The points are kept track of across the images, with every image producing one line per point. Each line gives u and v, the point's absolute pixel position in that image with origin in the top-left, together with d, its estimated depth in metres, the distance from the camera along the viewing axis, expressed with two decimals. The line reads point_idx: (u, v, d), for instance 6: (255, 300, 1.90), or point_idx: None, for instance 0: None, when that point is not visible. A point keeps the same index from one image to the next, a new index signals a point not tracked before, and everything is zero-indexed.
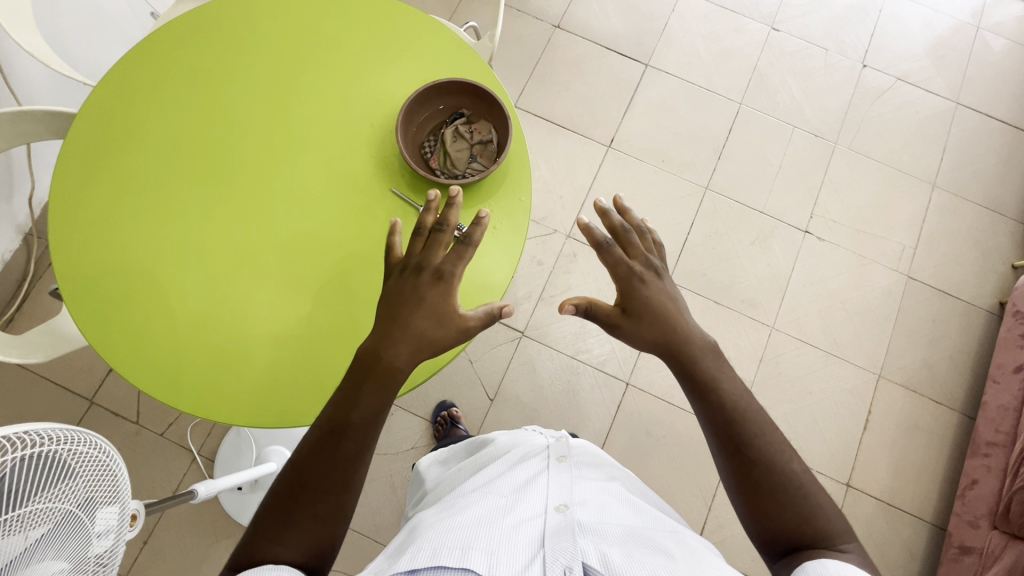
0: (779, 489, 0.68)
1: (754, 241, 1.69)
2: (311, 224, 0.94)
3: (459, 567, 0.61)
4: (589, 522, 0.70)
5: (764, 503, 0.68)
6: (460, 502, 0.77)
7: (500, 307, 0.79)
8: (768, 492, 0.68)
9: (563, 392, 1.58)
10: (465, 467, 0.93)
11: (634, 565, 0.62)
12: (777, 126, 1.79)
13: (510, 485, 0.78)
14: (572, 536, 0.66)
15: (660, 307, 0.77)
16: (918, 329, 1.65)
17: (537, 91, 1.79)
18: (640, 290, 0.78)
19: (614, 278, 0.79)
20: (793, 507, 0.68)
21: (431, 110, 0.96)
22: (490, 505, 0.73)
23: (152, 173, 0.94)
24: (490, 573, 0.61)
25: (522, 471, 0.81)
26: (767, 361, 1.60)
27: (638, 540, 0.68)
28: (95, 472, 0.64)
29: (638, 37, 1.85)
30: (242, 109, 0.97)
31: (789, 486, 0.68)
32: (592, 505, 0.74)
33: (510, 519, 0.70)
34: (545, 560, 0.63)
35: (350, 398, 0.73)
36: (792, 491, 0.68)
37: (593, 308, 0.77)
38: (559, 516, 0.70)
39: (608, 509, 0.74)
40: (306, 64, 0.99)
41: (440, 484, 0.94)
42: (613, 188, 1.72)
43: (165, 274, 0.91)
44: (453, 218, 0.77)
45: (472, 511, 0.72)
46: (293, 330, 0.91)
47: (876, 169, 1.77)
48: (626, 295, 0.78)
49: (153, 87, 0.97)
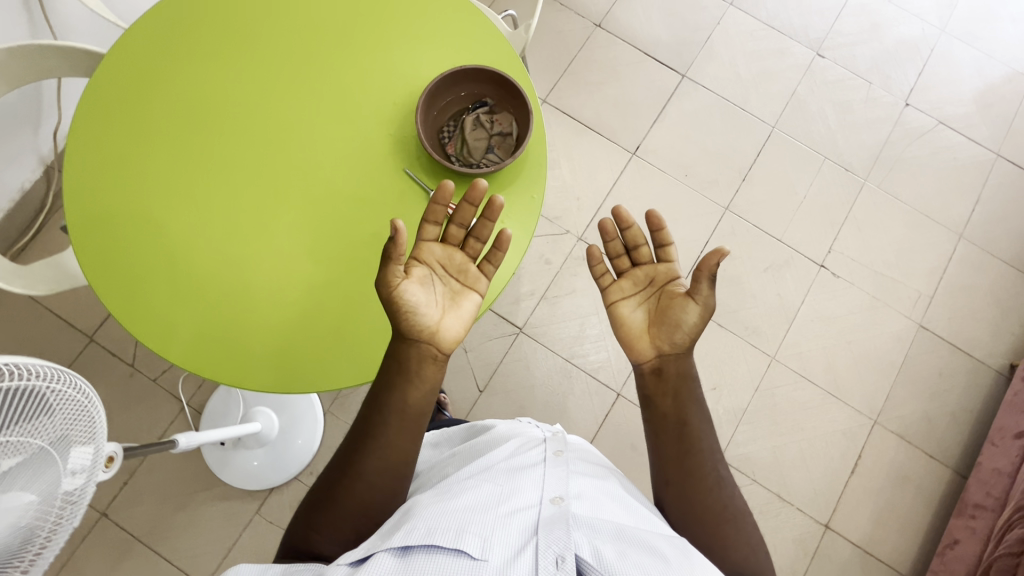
0: (738, 515, 0.78)
1: (767, 268, 1.66)
2: (322, 195, 0.94)
3: (452, 548, 0.63)
4: (584, 516, 0.70)
5: (726, 528, 0.77)
6: (454, 485, 0.77)
7: (443, 196, 0.81)
8: (731, 518, 0.77)
9: (552, 393, 1.58)
10: (460, 452, 0.92)
11: (625, 562, 0.63)
12: (808, 154, 1.75)
13: (505, 473, 0.78)
14: (566, 526, 0.66)
15: (642, 309, 0.83)
16: (923, 380, 1.61)
17: (567, 88, 1.77)
18: (635, 286, 0.85)
19: (620, 272, 0.86)
20: (746, 535, 0.78)
21: (455, 95, 0.95)
22: (485, 490, 0.73)
23: (179, 127, 0.94)
24: (482, 558, 0.63)
25: (519, 460, 0.80)
26: (763, 391, 1.58)
27: (631, 539, 0.68)
28: (73, 410, 0.64)
29: (678, 47, 1.81)
30: (269, 70, 0.96)
31: (741, 515, 0.78)
32: (587, 501, 0.74)
33: (504, 508, 0.70)
34: (537, 548, 0.64)
35: (382, 393, 0.80)
36: (744, 523, 0.78)
37: (590, 269, 0.86)
38: (554, 508, 0.70)
39: (602, 506, 0.74)
40: (341, 31, 0.98)
41: (434, 466, 0.94)
42: (632, 197, 1.69)
43: (170, 224, 0.92)
44: (483, 230, 0.84)
45: (467, 495, 0.72)
46: (288, 298, 0.92)
47: (902, 213, 1.73)
48: (621, 284, 0.85)
49: (185, 37, 0.97)
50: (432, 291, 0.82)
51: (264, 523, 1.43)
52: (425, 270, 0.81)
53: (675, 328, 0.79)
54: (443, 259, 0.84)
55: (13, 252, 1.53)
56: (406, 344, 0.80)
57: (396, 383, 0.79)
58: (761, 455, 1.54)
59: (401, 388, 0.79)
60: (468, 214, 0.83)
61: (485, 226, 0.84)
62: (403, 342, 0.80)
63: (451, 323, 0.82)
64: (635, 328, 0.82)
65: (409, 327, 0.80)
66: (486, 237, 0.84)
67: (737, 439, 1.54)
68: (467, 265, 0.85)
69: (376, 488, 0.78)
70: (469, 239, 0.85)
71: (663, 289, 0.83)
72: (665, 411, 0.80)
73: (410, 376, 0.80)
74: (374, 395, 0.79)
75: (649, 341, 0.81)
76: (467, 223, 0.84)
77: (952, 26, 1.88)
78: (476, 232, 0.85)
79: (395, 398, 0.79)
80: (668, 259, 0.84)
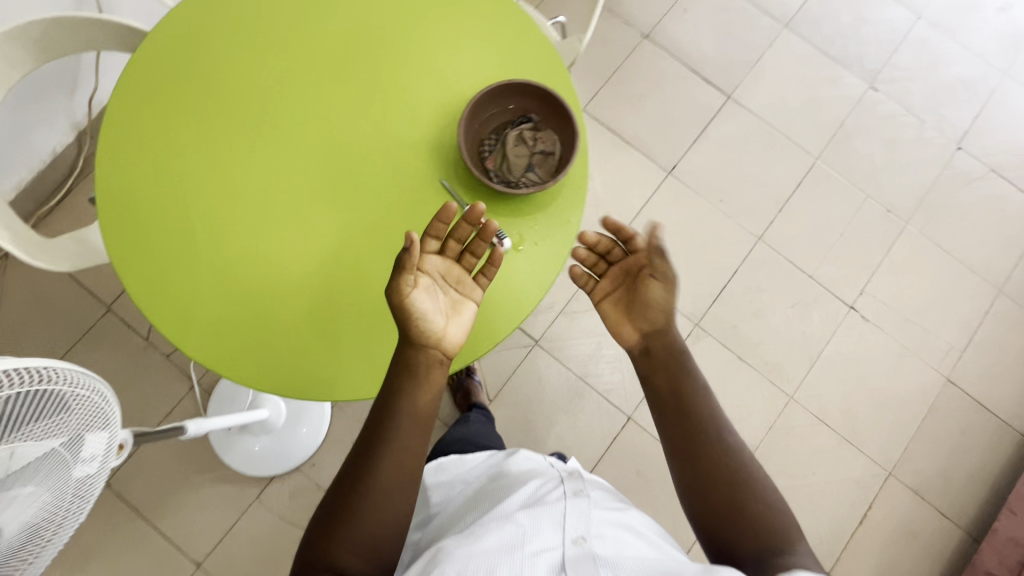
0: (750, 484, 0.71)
1: (794, 305, 1.62)
2: (355, 198, 0.92)
3: None
4: (609, 557, 0.69)
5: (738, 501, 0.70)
6: (473, 526, 0.76)
7: (444, 211, 0.79)
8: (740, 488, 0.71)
9: (562, 410, 1.55)
10: (476, 492, 0.90)
11: None
12: (850, 191, 1.69)
13: (523, 507, 0.77)
14: (593, 567, 0.67)
15: (617, 304, 0.83)
16: (943, 436, 1.56)
17: (607, 98, 1.72)
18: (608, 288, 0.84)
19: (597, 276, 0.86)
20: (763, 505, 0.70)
21: (499, 108, 0.92)
22: (505, 528, 0.73)
23: (215, 111, 0.92)
24: None
25: (538, 496, 0.79)
26: (777, 430, 1.54)
27: None
28: (88, 405, 0.63)
29: (727, 66, 1.76)
30: (314, 64, 0.94)
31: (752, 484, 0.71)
32: (610, 539, 0.73)
33: (526, 548, 0.70)
34: None
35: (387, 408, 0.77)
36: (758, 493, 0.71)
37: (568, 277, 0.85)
38: (577, 549, 0.70)
39: (626, 545, 0.73)
40: (387, 29, 0.96)
41: (449, 503, 0.92)
42: (663, 217, 1.65)
43: (199, 213, 0.90)
44: (479, 245, 0.83)
45: (489, 536, 0.72)
46: (311, 301, 0.90)
47: (941, 260, 1.67)
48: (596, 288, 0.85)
49: (232, 22, 0.95)
50: (434, 301, 0.80)
51: (262, 510, 1.44)
52: (427, 279, 0.80)
53: (647, 308, 0.79)
54: (443, 270, 0.82)
55: (31, 220, 1.52)
56: (412, 350, 0.78)
57: (405, 388, 0.77)
58: None
59: (410, 394, 0.77)
60: (466, 231, 0.82)
61: (483, 241, 0.83)
62: (411, 346, 0.78)
63: (454, 330, 0.81)
64: (613, 315, 0.83)
65: (416, 335, 0.78)
66: (481, 252, 0.83)
67: None
68: (465, 277, 0.83)
69: (387, 497, 0.74)
70: (464, 254, 0.84)
71: (637, 278, 0.82)
72: (659, 388, 0.79)
73: (418, 379, 0.78)
74: (382, 405, 0.77)
75: (630, 326, 0.82)
76: (465, 239, 0.83)
77: (1012, 71, 1.81)
78: (471, 246, 0.83)
79: (404, 403, 0.76)
80: (636, 249, 0.82)
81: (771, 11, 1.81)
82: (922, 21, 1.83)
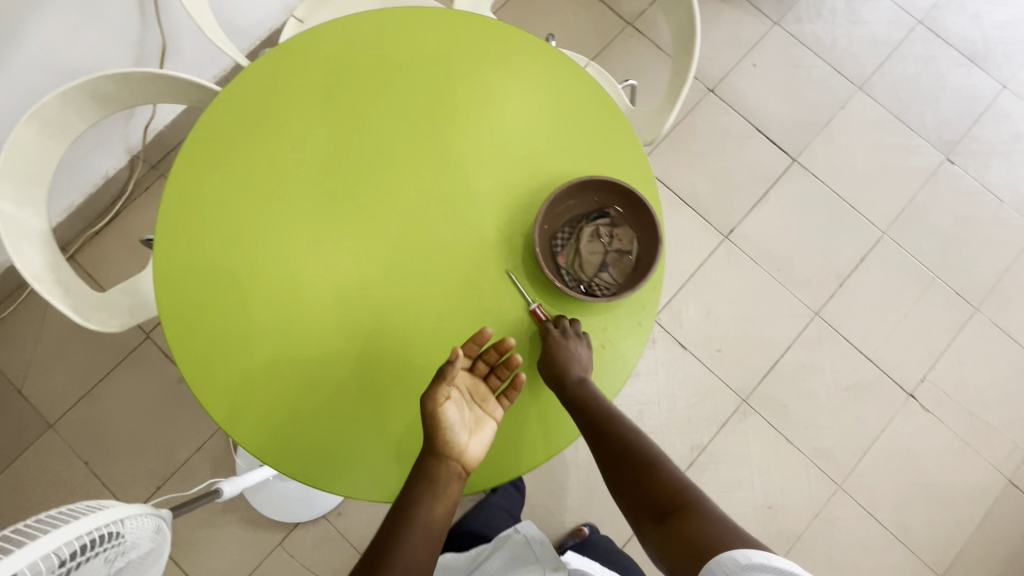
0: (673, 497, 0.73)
1: (849, 387, 1.53)
2: (418, 286, 0.87)
3: None
4: None
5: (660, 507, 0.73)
6: None
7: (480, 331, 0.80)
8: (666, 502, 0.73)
9: (595, 478, 1.50)
10: None
11: None
12: (917, 269, 1.60)
13: None
14: None
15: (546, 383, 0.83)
16: (1000, 542, 1.47)
17: (666, 153, 1.66)
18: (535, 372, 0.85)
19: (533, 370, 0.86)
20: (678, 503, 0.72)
21: (577, 201, 0.86)
22: None
23: (276, 187, 0.89)
24: None
25: None
26: (822, 520, 1.46)
27: None
28: (127, 531, 0.56)
29: (794, 128, 1.68)
30: (385, 141, 0.90)
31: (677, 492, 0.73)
32: None
33: None
34: None
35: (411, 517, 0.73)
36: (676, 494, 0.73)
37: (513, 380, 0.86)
38: None
39: None
40: (458, 111, 0.92)
41: None
42: (716, 283, 1.58)
43: (257, 292, 0.86)
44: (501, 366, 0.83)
45: None
46: (365, 393, 0.86)
47: (1011, 353, 1.57)
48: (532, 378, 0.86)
49: (305, 91, 0.91)
50: (460, 417, 0.78)
51: (284, 556, 1.41)
52: (458, 393, 0.78)
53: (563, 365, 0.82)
54: (470, 388, 0.81)
55: (68, 252, 1.50)
56: (433, 460, 0.76)
57: (421, 497, 0.74)
58: None
59: (427, 503, 0.74)
60: (493, 355, 0.83)
61: (509, 368, 0.82)
62: (432, 454, 0.76)
63: (474, 446, 0.79)
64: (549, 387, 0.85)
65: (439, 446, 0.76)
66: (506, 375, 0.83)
67: None
68: (488, 396, 0.82)
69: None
70: (490, 374, 0.84)
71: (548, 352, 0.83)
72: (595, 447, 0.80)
73: (436, 488, 0.75)
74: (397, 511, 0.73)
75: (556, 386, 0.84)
76: (492, 360, 0.83)
77: None
78: (494, 367, 0.83)
79: (421, 511, 0.73)
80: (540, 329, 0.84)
81: (845, 72, 1.73)
82: (1008, 91, 1.73)
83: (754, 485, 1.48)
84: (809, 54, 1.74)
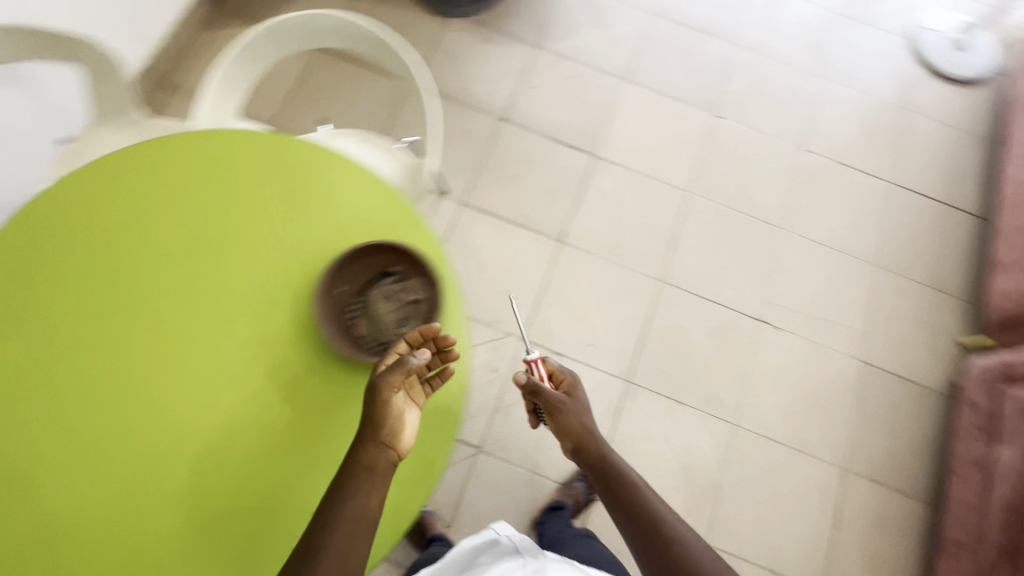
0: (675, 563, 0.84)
1: (711, 334, 1.67)
2: (222, 414, 0.83)
3: None
4: None
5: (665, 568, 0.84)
6: None
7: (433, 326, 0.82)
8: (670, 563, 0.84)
9: (523, 511, 1.49)
10: None
11: None
12: (727, 212, 1.80)
13: None
14: None
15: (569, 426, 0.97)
16: (876, 417, 1.64)
17: (484, 186, 1.76)
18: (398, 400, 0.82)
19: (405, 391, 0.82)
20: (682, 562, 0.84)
21: (358, 271, 0.88)
22: None
23: (29, 370, 0.81)
24: None
25: None
26: (733, 462, 1.55)
27: None
28: None
29: (585, 129, 1.86)
30: (143, 284, 0.86)
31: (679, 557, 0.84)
32: None
33: None
34: None
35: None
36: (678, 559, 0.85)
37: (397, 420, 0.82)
38: None
39: None
40: (212, 225, 0.90)
41: None
42: (567, 285, 1.68)
43: (43, 493, 0.77)
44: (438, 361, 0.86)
45: None
46: (200, 547, 0.79)
47: (823, 254, 1.80)
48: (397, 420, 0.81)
49: (39, 263, 0.85)
50: (400, 408, 0.81)
51: None
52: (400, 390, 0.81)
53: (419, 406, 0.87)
54: (406, 388, 0.83)
55: None
56: (367, 447, 0.78)
57: (351, 487, 0.76)
58: (742, 530, 1.51)
59: (362, 495, 0.76)
60: (434, 350, 0.84)
61: (444, 362, 0.86)
62: (370, 443, 0.78)
63: (407, 436, 0.82)
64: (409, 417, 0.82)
65: (377, 434, 0.78)
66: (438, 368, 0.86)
67: (719, 519, 1.50)
68: (415, 389, 0.85)
69: None
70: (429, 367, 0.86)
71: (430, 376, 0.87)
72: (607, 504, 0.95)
73: (370, 476, 0.77)
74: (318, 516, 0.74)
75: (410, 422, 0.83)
76: (438, 355, 0.85)
77: (824, 73, 2.05)
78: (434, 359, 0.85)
79: (349, 507, 0.75)
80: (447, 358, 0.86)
81: (609, 70, 1.95)
82: (739, 47, 2.04)
83: (665, 455, 1.54)
84: (575, 64, 1.94)
